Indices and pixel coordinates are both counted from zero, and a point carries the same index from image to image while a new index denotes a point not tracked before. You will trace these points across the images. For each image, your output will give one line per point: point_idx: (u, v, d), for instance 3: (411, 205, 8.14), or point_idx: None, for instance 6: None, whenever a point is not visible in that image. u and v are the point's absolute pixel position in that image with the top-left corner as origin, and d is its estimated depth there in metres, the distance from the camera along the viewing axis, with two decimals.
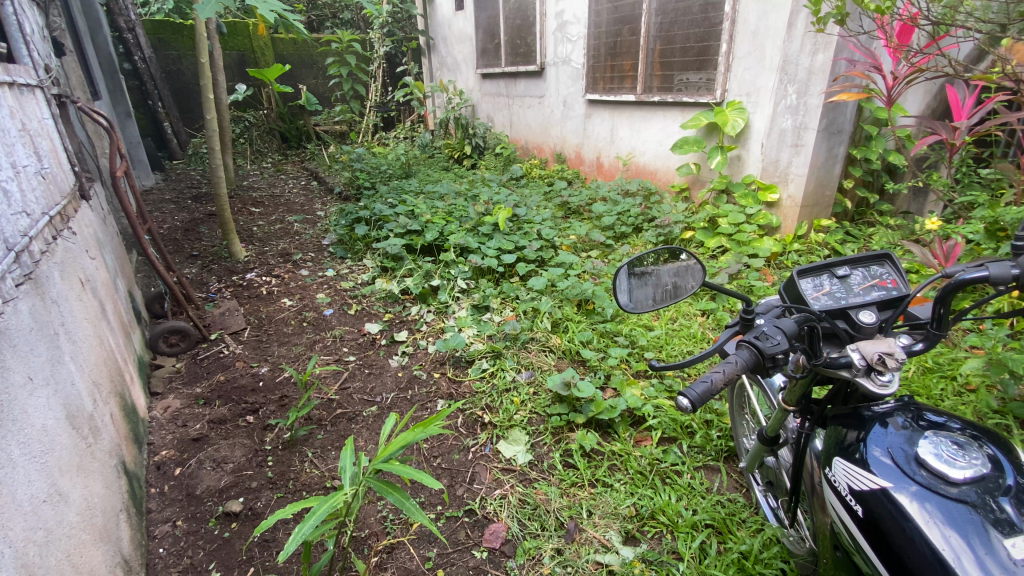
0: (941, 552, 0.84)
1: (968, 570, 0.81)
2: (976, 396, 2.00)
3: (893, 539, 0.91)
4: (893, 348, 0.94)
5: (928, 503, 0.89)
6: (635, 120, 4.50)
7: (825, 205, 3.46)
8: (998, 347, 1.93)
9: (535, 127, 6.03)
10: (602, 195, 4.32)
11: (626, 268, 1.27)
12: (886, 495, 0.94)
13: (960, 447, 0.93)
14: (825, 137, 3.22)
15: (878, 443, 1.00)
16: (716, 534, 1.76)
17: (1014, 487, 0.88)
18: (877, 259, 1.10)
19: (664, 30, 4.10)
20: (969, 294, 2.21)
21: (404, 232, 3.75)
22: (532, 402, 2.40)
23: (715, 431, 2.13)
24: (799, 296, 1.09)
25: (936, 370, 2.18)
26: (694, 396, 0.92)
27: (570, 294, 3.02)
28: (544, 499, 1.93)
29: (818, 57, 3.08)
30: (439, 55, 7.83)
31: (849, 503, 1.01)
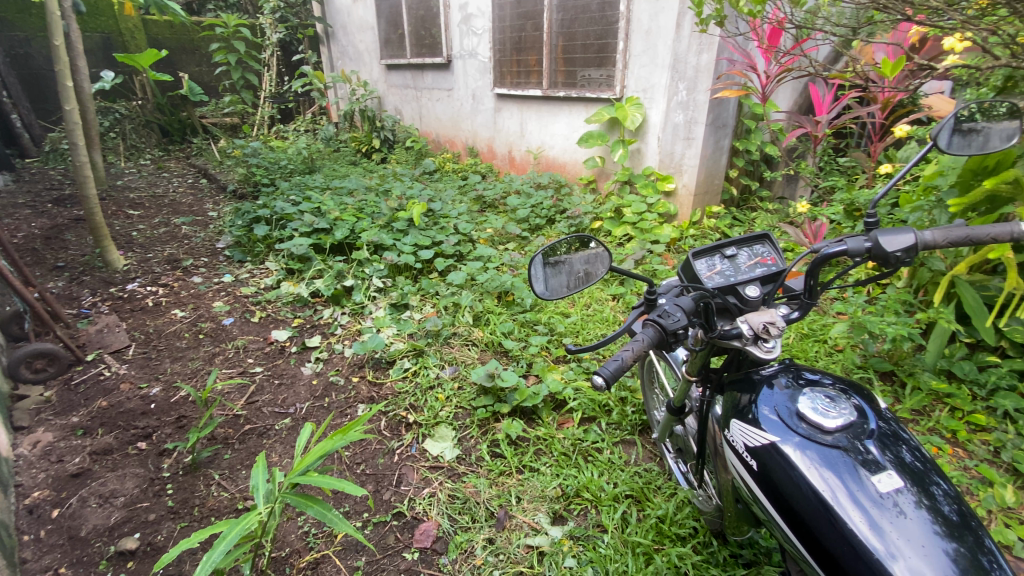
0: (821, 492, 0.96)
1: (843, 504, 0.94)
2: (844, 354, 2.30)
3: (783, 486, 1.03)
4: (774, 318, 1.06)
5: (809, 450, 1.01)
6: (543, 113, 4.61)
7: (715, 193, 3.77)
8: (857, 312, 2.24)
9: (445, 120, 5.96)
10: (515, 188, 4.36)
11: (540, 258, 1.31)
12: (775, 448, 1.06)
13: (833, 399, 1.06)
14: (712, 130, 3.51)
15: (767, 403, 1.12)
16: (636, 503, 1.86)
17: (875, 430, 1.02)
18: (758, 239, 1.22)
19: (565, 27, 4.22)
20: (833, 268, 2.53)
21: (310, 230, 3.54)
22: (456, 397, 2.38)
23: (630, 407, 2.26)
24: (695, 276, 1.18)
25: (811, 335, 2.46)
26: (607, 374, 0.96)
27: (489, 286, 3.03)
28: (473, 491, 1.94)
29: (703, 56, 3.34)
30: (339, 44, 7.47)
31: (745, 458, 1.12)
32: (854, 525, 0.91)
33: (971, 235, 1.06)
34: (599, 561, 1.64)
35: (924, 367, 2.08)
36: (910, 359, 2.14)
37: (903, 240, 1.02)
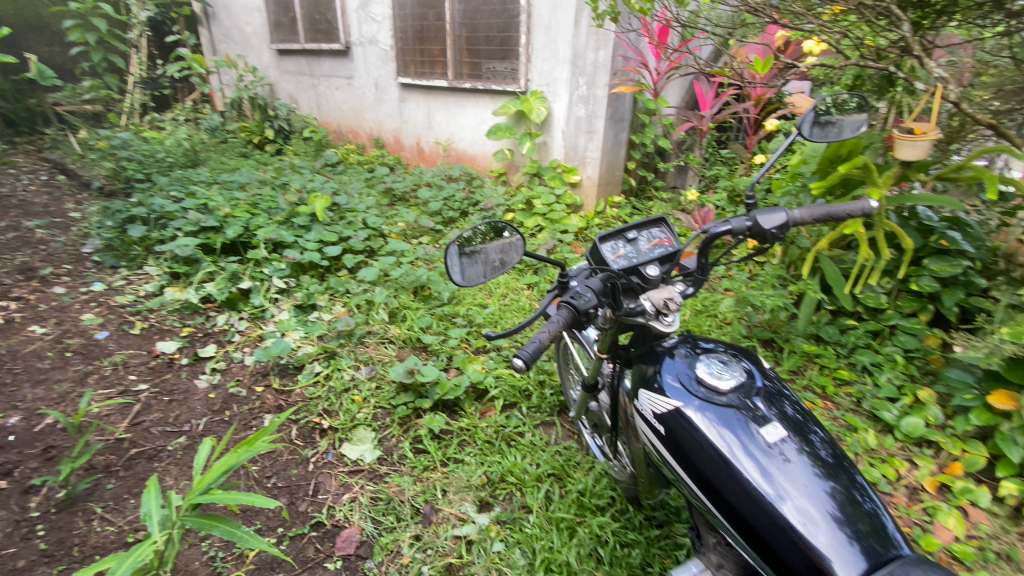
0: (720, 448, 1.08)
1: (739, 456, 1.06)
2: (731, 326, 2.58)
3: (688, 447, 1.14)
4: (672, 294, 1.22)
5: (707, 411, 1.13)
6: (450, 105, 4.57)
7: (615, 184, 4.00)
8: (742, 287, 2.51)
9: (345, 110, 5.68)
10: (425, 181, 4.28)
11: (455, 248, 1.32)
12: (679, 413, 1.16)
13: (725, 364, 1.19)
14: (611, 124, 3.71)
15: (670, 372, 1.22)
16: (558, 480, 1.95)
17: (761, 389, 1.16)
18: (655, 223, 1.32)
19: (468, 18, 4.21)
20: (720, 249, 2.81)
21: (197, 229, 3.20)
22: (375, 397, 2.31)
23: (548, 389, 2.33)
24: (602, 258, 1.26)
25: (703, 311, 2.72)
26: (527, 356, 1.00)
27: (404, 282, 2.96)
28: (397, 490, 1.91)
29: (600, 53, 3.52)
30: (221, 25, 6.81)
31: (654, 425, 1.22)
32: (749, 475, 1.04)
33: (830, 211, 1.24)
34: (526, 541, 1.71)
35: (797, 333, 2.39)
36: (785, 326, 2.44)
37: (777, 218, 1.17)
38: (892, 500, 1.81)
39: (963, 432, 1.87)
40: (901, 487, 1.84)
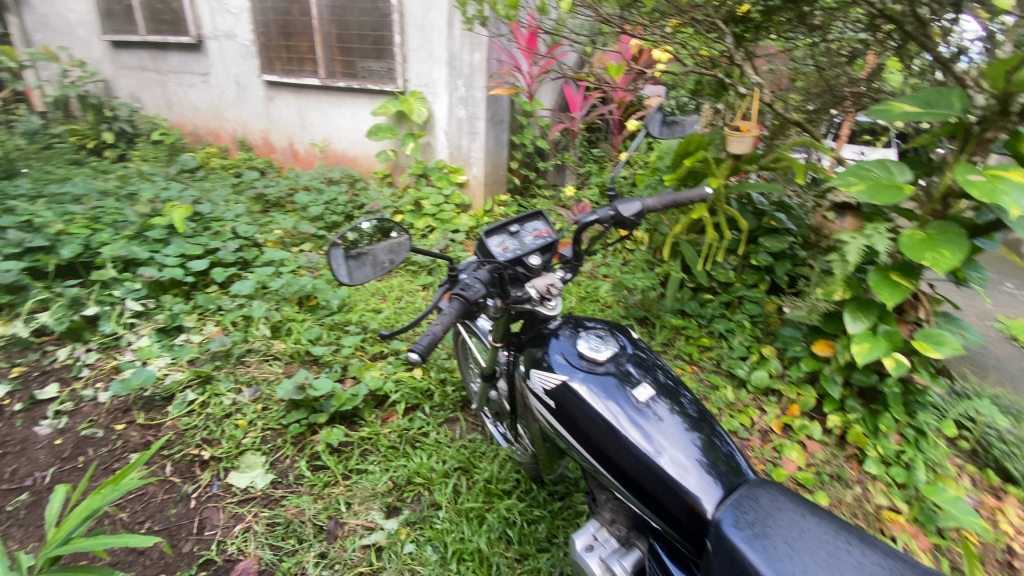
0: (602, 412, 1.20)
1: (618, 417, 1.18)
2: (612, 309, 2.81)
3: (576, 416, 1.24)
4: (554, 280, 1.33)
5: (589, 381, 1.24)
6: (324, 105, 4.36)
7: (501, 183, 4.11)
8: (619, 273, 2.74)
9: (203, 110, 5.14)
10: (303, 184, 4.03)
11: (341, 251, 1.31)
12: (565, 386, 1.26)
13: (602, 338, 1.31)
14: (491, 126, 3.82)
15: (555, 350, 1.32)
16: (464, 473, 1.98)
17: (632, 356, 1.31)
18: (534, 216, 1.40)
19: (337, 15, 4.07)
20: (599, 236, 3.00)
21: (21, 251, 2.71)
22: (262, 419, 2.15)
23: (450, 386, 2.34)
24: (488, 252, 1.30)
25: (588, 297, 2.92)
26: (421, 349, 1.02)
27: (286, 293, 2.77)
28: (296, 511, 1.81)
29: (476, 56, 3.60)
30: (35, 12, 5.80)
31: (545, 401, 1.31)
32: (627, 432, 1.16)
33: (676, 199, 1.39)
34: (437, 537, 1.72)
35: (667, 309, 2.68)
36: (657, 305, 2.73)
37: (633, 207, 1.31)
38: (749, 443, 2.12)
39: (797, 378, 2.23)
40: (755, 431, 2.16)
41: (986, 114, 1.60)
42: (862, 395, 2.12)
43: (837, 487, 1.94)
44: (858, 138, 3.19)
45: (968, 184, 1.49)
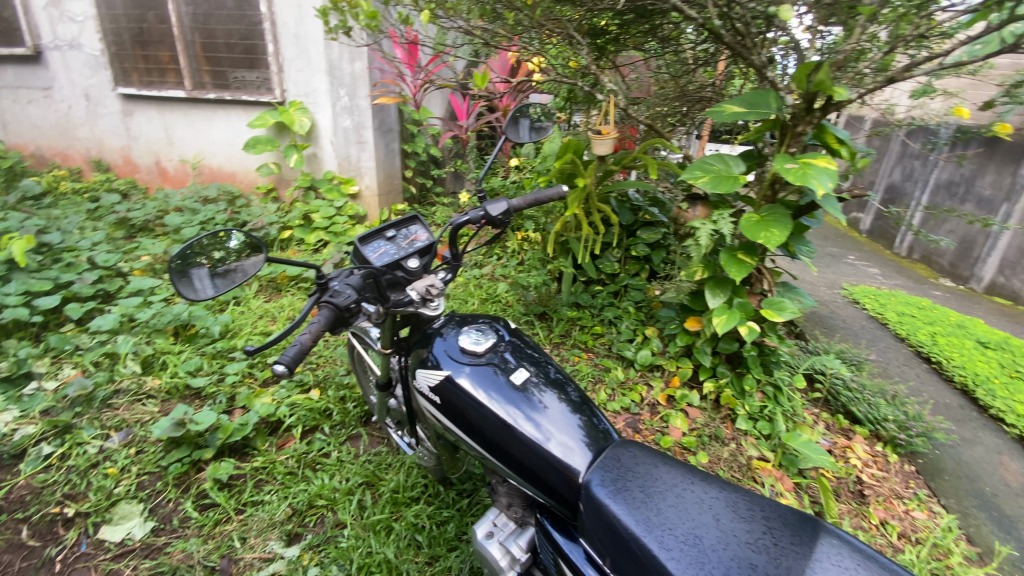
0: (481, 400, 1.25)
1: (495, 403, 1.24)
2: (513, 307, 2.90)
3: (458, 407, 1.29)
4: (433, 281, 1.35)
5: (469, 372, 1.29)
6: (193, 118, 4.05)
7: (396, 192, 4.07)
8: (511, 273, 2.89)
9: (46, 128, 4.55)
10: (175, 205, 3.70)
11: (205, 270, 1.25)
12: (446, 380, 1.30)
13: (481, 331, 1.37)
14: (380, 135, 3.77)
15: (437, 348, 1.36)
16: (369, 487, 1.94)
17: (511, 346, 1.37)
18: (412, 220, 1.40)
19: (200, 23, 3.83)
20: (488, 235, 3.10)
21: None
22: (137, 464, 1.96)
23: (350, 403, 2.27)
24: (364, 258, 1.27)
25: (489, 299, 2.99)
26: (287, 360, 1.02)
27: (158, 324, 2.54)
28: (183, 556, 1.67)
29: (356, 65, 3.55)
30: None
31: (430, 397, 1.34)
32: (504, 415, 1.22)
33: (538, 197, 1.47)
34: (342, 555, 1.67)
35: (562, 303, 2.83)
36: (554, 300, 2.86)
37: (499, 207, 1.38)
38: (640, 418, 2.30)
39: (676, 353, 2.46)
40: (644, 406, 2.35)
41: (795, 111, 1.89)
42: (729, 361, 2.39)
43: (717, 446, 2.17)
44: (716, 137, 3.58)
45: (785, 171, 1.75)
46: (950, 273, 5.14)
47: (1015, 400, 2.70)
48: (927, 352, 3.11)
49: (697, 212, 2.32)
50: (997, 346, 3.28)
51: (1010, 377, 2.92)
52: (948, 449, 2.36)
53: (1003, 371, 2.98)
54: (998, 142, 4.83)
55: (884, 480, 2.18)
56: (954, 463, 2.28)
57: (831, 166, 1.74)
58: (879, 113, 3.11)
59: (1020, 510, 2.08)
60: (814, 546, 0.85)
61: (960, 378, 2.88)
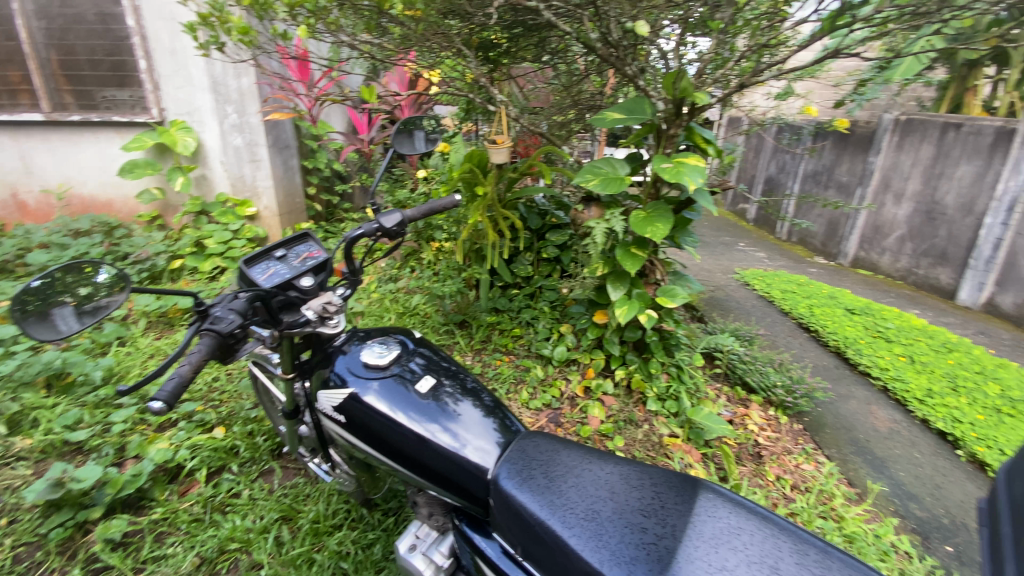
0: (387, 413, 1.24)
1: (402, 414, 1.23)
2: (430, 318, 2.89)
3: (364, 423, 1.27)
4: (331, 298, 1.31)
5: (373, 385, 1.28)
6: (54, 143, 3.63)
7: (299, 211, 3.92)
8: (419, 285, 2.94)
9: None
10: (40, 240, 3.30)
11: (69, 308, 1.11)
12: (351, 397, 1.28)
13: (384, 343, 1.36)
14: (275, 152, 3.63)
15: (339, 366, 1.34)
16: (287, 522, 1.84)
17: (415, 354, 1.37)
18: (302, 239, 1.38)
19: (57, 38, 3.48)
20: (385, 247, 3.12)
21: None
22: (7, 536, 1.72)
23: (260, 437, 2.15)
24: (252, 280, 1.25)
25: (406, 312, 2.96)
26: (166, 396, 0.97)
27: (25, 376, 2.25)
28: None
29: (243, 80, 3.40)
30: None
31: (335, 417, 1.32)
32: (410, 425, 1.22)
33: (431, 207, 1.49)
34: None
35: (481, 309, 2.87)
36: (471, 307, 2.89)
37: (393, 218, 1.38)
38: (561, 413, 2.38)
39: (589, 346, 2.58)
40: (564, 400, 2.44)
41: (666, 116, 2.09)
42: (637, 348, 2.55)
43: (632, 429, 2.29)
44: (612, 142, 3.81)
45: (661, 170, 1.92)
46: (823, 251, 5.84)
47: (877, 356, 3.11)
48: (807, 322, 3.50)
49: (592, 212, 2.47)
50: (861, 311, 3.76)
51: (872, 337, 3.36)
52: (828, 405, 2.68)
53: (867, 332, 3.42)
54: (848, 134, 5.57)
55: (777, 439, 2.42)
56: (832, 417, 2.59)
57: (700, 164, 1.93)
58: (746, 113, 3.48)
59: (887, 450, 2.39)
60: (693, 503, 0.98)
61: (834, 341, 3.28)
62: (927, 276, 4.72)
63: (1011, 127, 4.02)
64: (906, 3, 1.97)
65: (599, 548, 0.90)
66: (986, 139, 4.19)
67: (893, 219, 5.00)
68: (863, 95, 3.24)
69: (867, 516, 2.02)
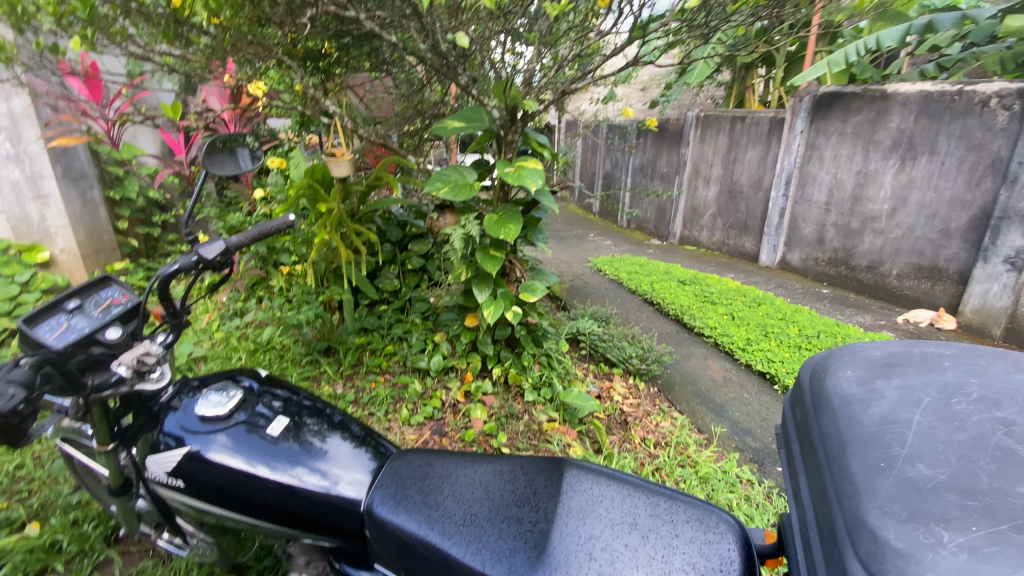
0: (236, 466, 1.11)
1: (255, 464, 1.11)
2: (290, 350, 2.67)
3: (209, 482, 1.12)
4: (149, 348, 1.13)
5: (216, 438, 1.14)
6: None
7: (111, 249, 3.34)
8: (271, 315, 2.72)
9: None
10: None
11: None
12: (189, 456, 1.13)
13: (223, 389, 1.22)
14: (69, 183, 3.05)
15: (171, 424, 1.17)
16: None
17: (262, 396, 1.26)
18: (102, 284, 1.18)
19: None
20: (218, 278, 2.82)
21: None
22: None
23: (88, 524, 1.79)
24: (37, 342, 1.02)
25: (260, 348, 2.70)
26: None
27: None
28: None
29: (13, 102, 2.81)
30: None
31: (173, 482, 1.15)
32: (266, 473, 1.11)
33: (261, 229, 1.37)
34: None
35: (347, 332, 2.73)
36: (337, 331, 2.74)
37: (216, 247, 1.24)
38: (444, 422, 2.36)
39: (463, 351, 2.60)
40: (447, 409, 2.42)
41: (502, 123, 2.19)
42: (509, 344, 2.64)
43: (513, 423, 2.36)
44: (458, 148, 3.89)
45: (505, 174, 2.00)
46: (657, 234, 6.66)
47: (706, 317, 3.62)
48: (650, 297, 3.95)
49: (446, 219, 2.49)
50: (691, 281, 4.35)
51: (702, 302, 3.90)
52: (675, 366, 3.06)
53: (698, 298, 3.97)
54: (663, 130, 6.39)
55: (638, 405, 2.69)
56: (679, 376, 2.96)
57: (538, 167, 2.06)
58: (576, 116, 3.80)
59: (724, 396, 2.80)
60: (561, 483, 1.05)
61: (672, 309, 3.75)
62: (736, 245, 5.61)
63: (779, 118, 4.95)
64: (687, 18, 2.31)
65: (480, 549, 0.91)
66: (763, 128, 5.11)
67: (706, 200, 5.87)
68: (667, 96, 3.73)
69: (715, 456, 2.33)
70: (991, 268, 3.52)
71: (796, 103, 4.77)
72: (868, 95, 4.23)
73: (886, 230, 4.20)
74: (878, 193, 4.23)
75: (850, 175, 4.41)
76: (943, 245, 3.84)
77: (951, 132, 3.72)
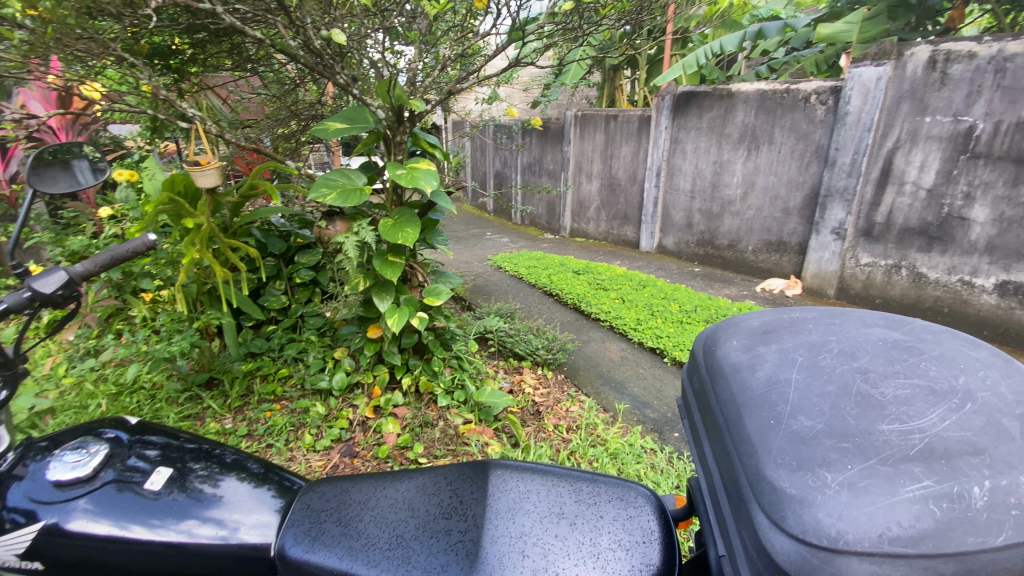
0: (111, 532, 0.94)
1: (134, 526, 0.95)
2: (162, 389, 2.34)
3: (74, 558, 0.93)
4: None
5: (79, 504, 0.95)
6: None
7: None
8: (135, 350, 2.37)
9: None
10: None
11: None
12: (44, 531, 0.92)
13: (81, 446, 1.02)
14: None
15: (11, 497, 0.95)
16: None
17: (132, 447, 1.08)
18: None
19: None
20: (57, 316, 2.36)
21: None
22: None
23: None
24: None
25: (124, 390, 2.34)
26: None
27: None
28: None
29: None
30: None
31: (22, 566, 0.93)
32: (149, 534, 0.95)
33: (113, 254, 1.17)
34: None
35: (232, 359, 2.48)
36: (218, 360, 2.47)
37: (55, 278, 1.04)
38: (354, 441, 2.24)
39: (369, 364, 2.47)
40: (355, 427, 2.30)
41: (388, 124, 2.11)
42: (416, 351, 2.57)
43: (428, 431, 2.29)
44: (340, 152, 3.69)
45: (397, 176, 1.93)
46: (549, 228, 6.92)
47: (601, 303, 3.83)
48: (549, 288, 4.10)
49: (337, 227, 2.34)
50: (584, 271, 4.58)
51: (595, 289, 4.13)
52: (578, 352, 3.21)
53: (591, 286, 4.20)
54: (546, 128, 6.65)
55: (547, 393, 2.77)
56: (582, 361, 3.10)
57: (431, 168, 2.02)
58: (463, 116, 3.80)
59: (624, 374, 2.99)
60: (486, 486, 1.04)
61: (570, 299, 3.92)
62: (619, 234, 6.02)
63: (647, 115, 5.40)
64: (560, 20, 2.41)
65: (411, 571, 0.87)
66: (634, 125, 5.54)
67: (590, 193, 6.22)
68: (547, 97, 3.88)
69: (621, 431, 2.48)
70: (823, 238, 4.15)
71: (660, 102, 5.23)
72: (716, 94, 4.76)
73: (741, 212, 4.76)
74: (731, 179, 4.79)
75: (708, 165, 4.94)
76: (785, 222, 4.46)
77: (784, 124, 4.32)
